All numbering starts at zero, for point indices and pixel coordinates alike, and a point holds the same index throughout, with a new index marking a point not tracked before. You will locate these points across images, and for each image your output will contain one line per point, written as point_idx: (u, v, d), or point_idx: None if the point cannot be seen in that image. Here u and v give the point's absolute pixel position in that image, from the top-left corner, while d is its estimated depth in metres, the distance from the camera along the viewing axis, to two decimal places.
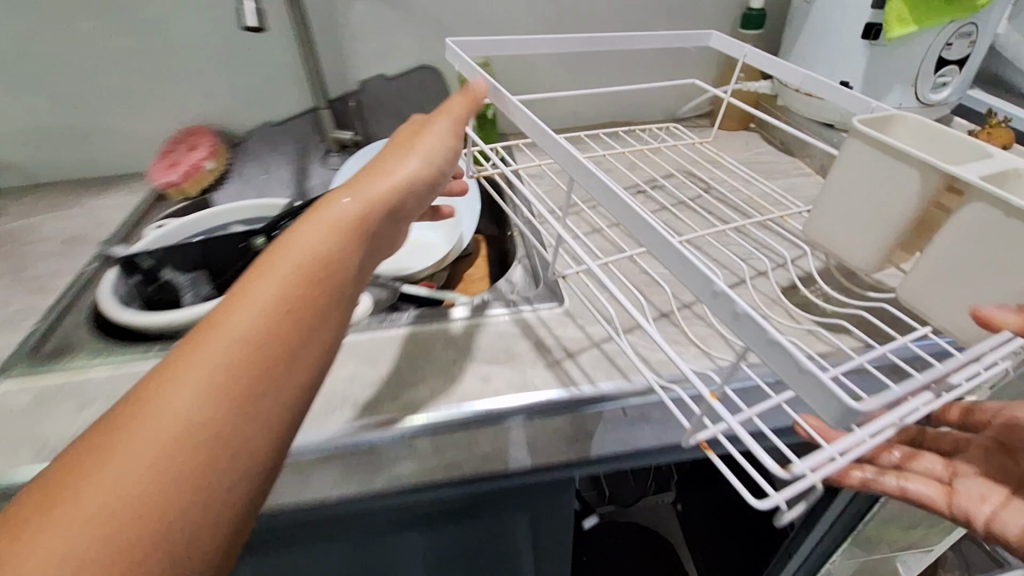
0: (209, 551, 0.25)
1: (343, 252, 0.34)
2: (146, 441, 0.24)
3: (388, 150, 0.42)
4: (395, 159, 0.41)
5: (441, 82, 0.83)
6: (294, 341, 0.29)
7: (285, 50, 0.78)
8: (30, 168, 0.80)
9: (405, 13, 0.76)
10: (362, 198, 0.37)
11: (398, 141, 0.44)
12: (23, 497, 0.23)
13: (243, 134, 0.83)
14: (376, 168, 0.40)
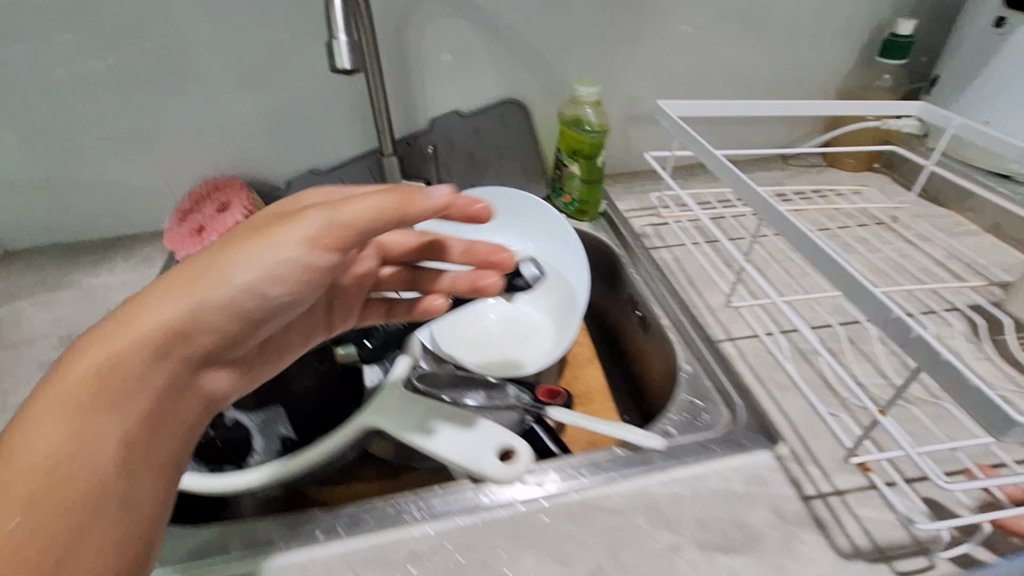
0: None
1: (127, 379, 0.28)
2: None
3: (246, 229, 0.33)
4: (246, 239, 0.31)
5: (527, 121, 0.68)
6: (63, 508, 0.24)
7: (335, 84, 0.62)
8: (24, 230, 0.65)
9: (489, 38, 0.62)
10: (158, 305, 0.29)
11: (274, 216, 0.35)
12: None
13: (284, 185, 0.67)
14: (209, 255, 0.31)
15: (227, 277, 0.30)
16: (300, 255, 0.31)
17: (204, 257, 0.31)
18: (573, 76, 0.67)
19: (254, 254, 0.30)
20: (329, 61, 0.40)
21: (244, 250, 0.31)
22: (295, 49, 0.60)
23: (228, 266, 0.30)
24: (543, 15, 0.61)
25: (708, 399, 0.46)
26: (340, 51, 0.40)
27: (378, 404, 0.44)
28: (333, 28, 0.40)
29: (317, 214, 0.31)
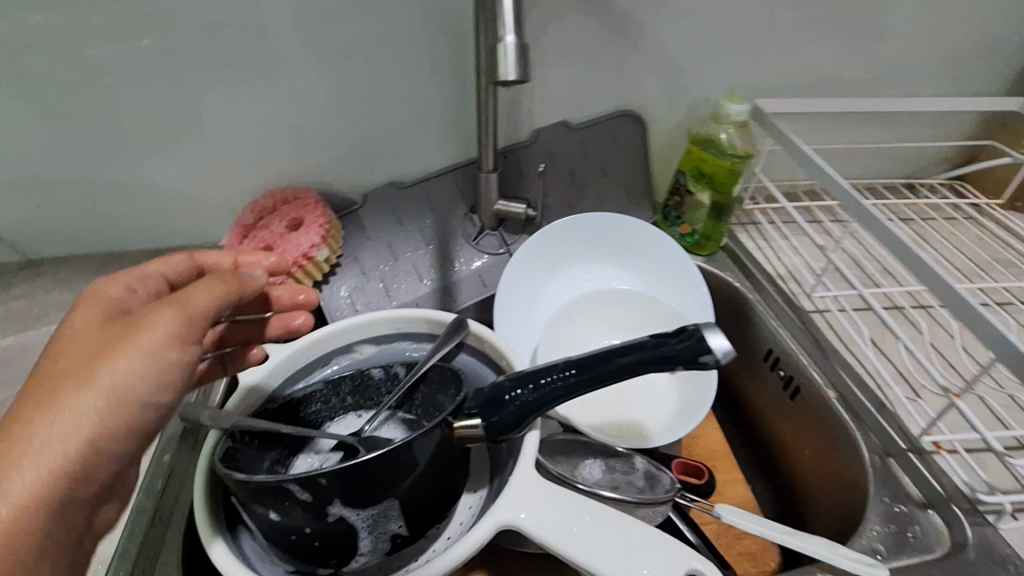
0: None
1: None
2: None
3: (58, 356, 0.28)
4: (64, 377, 0.27)
5: (642, 136, 0.59)
6: None
7: (428, 87, 0.53)
8: (69, 233, 0.57)
9: (615, 39, 0.52)
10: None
11: (87, 324, 0.29)
12: None
13: (359, 197, 0.59)
14: (25, 405, 0.26)
15: (60, 422, 0.26)
16: (151, 368, 0.28)
17: (18, 413, 0.26)
18: (702, 87, 0.57)
19: (87, 390, 0.27)
20: (493, 69, 0.33)
21: (72, 384, 0.27)
22: (387, 45, 0.50)
23: (61, 411, 0.26)
24: (681, 17, 0.52)
25: (909, 503, 0.38)
26: (505, 57, 0.33)
27: (514, 497, 0.36)
28: (500, 28, 0.33)
29: (168, 309, 0.29)
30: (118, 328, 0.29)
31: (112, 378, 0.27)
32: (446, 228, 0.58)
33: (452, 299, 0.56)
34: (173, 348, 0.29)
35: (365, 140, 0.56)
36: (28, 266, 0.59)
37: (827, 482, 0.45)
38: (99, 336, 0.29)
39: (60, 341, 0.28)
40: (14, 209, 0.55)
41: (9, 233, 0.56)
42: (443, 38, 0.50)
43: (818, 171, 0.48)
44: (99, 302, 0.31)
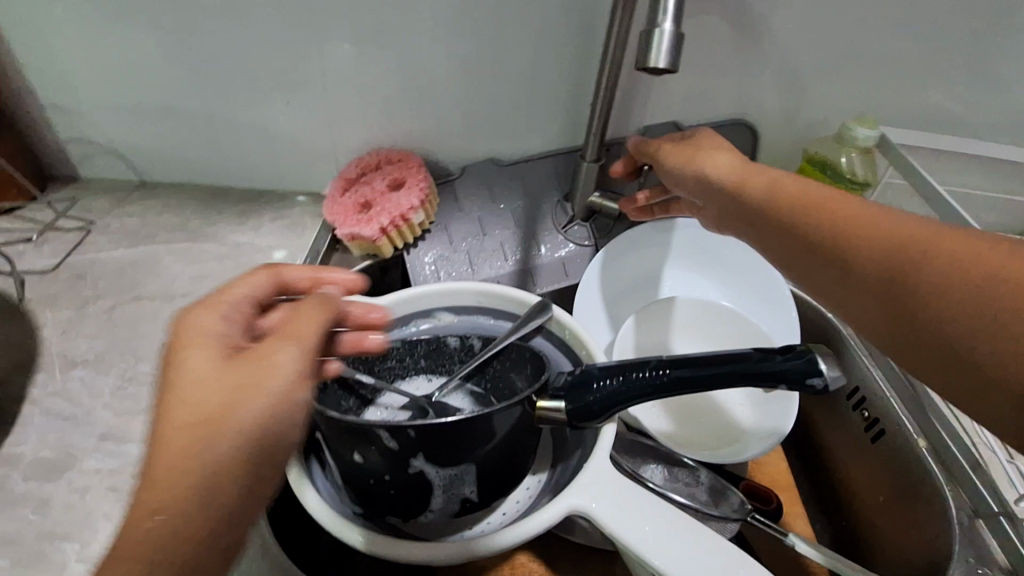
0: None
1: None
2: None
3: (178, 413, 0.26)
4: (193, 436, 0.26)
5: (751, 148, 0.57)
6: None
7: (546, 70, 0.53)
8: (184, 163, 0.60)
9: (744, 45, 0.51)
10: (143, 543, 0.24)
11: (200, 372, 0.27)
12: None
13: (457, 168, 0.60)
14: (164, 464, 0.25)
15: (202, 483, 0.25)
16: (282, 415, 0.27)
17: (156, 474, 0.25)
18: (830, 109, 0.54)
19: (224, 439, 0.26)
20: (645, 55, 0.34)
21: (205, 441, 0.26)
22: (515, 23, 0.50)
23: (200, 470, 0.26)
24: (822, 31, 0.50)
25: (994, 568, 0.37)
26: (659, 44, 0.34)
27: (588, 483, 0.36)
28: (658, 14, 0.34)
29: (287, 350, 0.28)
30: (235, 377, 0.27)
31: (248, 422, 0.26)
32: (537, 211, 0.58)
33: (533, 282, 0.56)
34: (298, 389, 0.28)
35: (474, 113, 0.56)
36: (142, 188, 0.62)
37: (901, 533, 0.43)
38: (221, 376, 0.27)
39: (178, 396, 0.27)
40: (141, 132, 0.58)
41: (130, 154, 0.60)
42: (572, 22, 0.50)
43: (951, 213, 0.46)
44: (208, 345, 0.29)
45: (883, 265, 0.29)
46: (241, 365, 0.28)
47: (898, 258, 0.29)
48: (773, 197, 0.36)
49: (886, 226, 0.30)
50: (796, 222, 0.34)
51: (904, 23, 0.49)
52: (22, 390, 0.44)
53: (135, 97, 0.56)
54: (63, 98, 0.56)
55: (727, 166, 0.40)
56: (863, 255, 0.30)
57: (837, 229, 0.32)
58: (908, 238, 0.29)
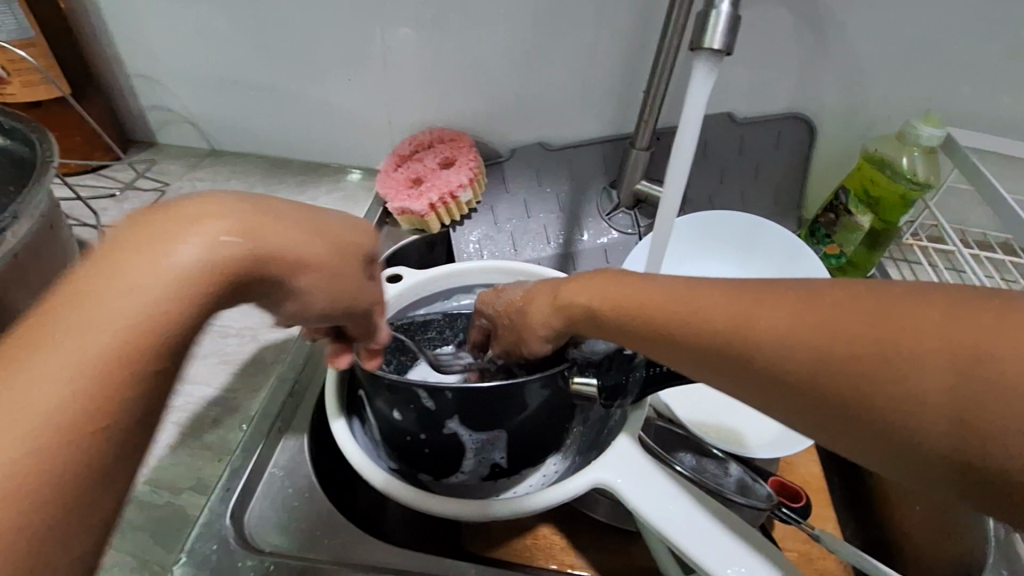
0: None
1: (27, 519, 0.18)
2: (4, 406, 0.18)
3: (315, 217, 0.29)
4: (317, 233, 0.28)
5: (807, 143, 0.55)
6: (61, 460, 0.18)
7: (602, 55, 0.53)
8: (251, 134, 0.64)
9: (808, 36, 0.50)
10: (72, 401, 0.19)
11: (342, 219, 0.31)
12: None
13: (507, 151, 0.61)
14: (282, 219, 0.27)
15: (288, 247, 0.26)
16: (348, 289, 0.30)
17: (173, 307, 0.21)
18: (898, 108, 0.52)
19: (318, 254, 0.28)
20: (700, 35, 0.35)
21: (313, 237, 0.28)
22: (575, 8, 0.51)
23: (294, 246, 0.27)
24: (893, 25, 0.48)
25: None
26: (715, 26, 0.34)
27: (615, 459, 0.37)
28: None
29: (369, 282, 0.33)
30: (323, 289, 0.29)
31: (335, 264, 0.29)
32: (582, 198, 0.59)
33: (572, 267, 0.57)
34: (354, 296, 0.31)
35: (527, 96, 0.57)
36: (211, 156, 0.66)
37: (939, 543, 0.43)
38: (347, 235, 0.30)
39: (260, 244, 0.25)
40: (214, 102, 0.62)
41: (203, 123, 0.64)
42: (632, 8, 0.50)
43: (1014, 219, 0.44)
44: (315, 224, 0.29)
45: (919, 388, 0.21)
46: (339, 241, 0.30)
47: (927, 375, 0.21)
48: (704, 330, 0.26)
49: (855, 353, 0.22)
50: (769, 365, 0.24)
51: (985, 19, 0.46)
52: None
53: (210, 67, 0.59)
54: (148, 66, 0.60)
55: (547, 312, 0.35)
56: (883, 389, 0.21)
57: (829, 376, 0.23)
58: (922, 336, 0.21)
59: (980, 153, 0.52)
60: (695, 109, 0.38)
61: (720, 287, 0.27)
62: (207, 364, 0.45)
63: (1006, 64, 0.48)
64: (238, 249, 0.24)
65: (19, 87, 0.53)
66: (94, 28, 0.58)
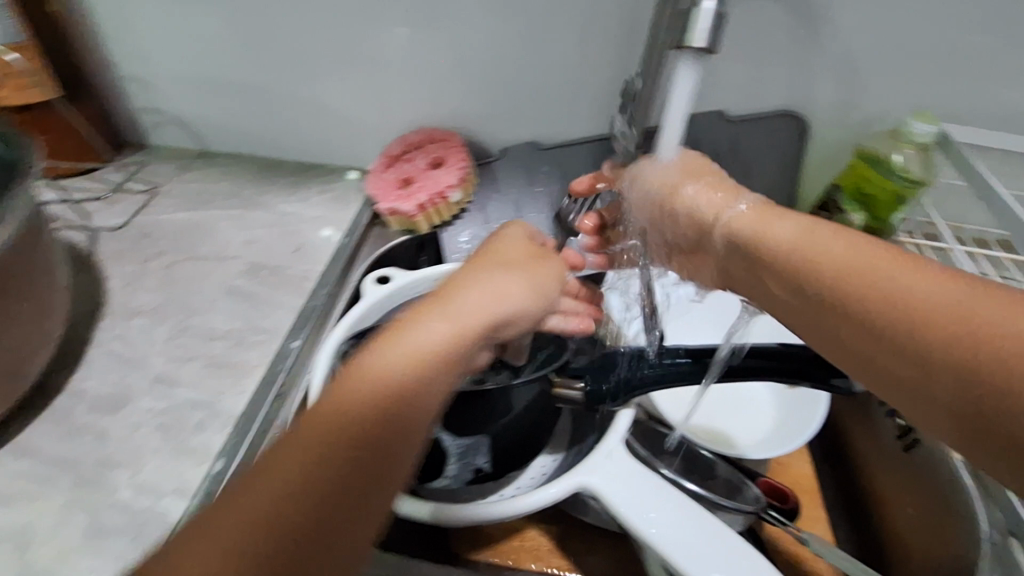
0: (307, 494, 0.26)
1: (320, 536, 0.25)
2: (306, 478, 0.26)
3: (495, 256, 0.36)
4: (488, 264, 0.35)
5: (801, 141, 0.55)
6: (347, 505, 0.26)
7: (592, 54, 0.53)
8: (242, 134, 0.64)
9: (800, 33, 0.49)
10: (325, 476, 0.26)
11: (514, 243, 0.38)
12: (285, 453, 0.27)
13: (499, 150, 0.60)
14: (473, 271, 0.34)
15: (475, 288, 0.33)
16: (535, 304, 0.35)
17: (410, 371, 0.29)
18: (893, 104, 0.52)
19: (505, 276, 0.34)
20: (684, 34, 0.34)
21: (517, 276, 0.35)
22: (564, 7, 0.50)
23: (510, 291, 0.34)
24: (886, 21, 0.47)
25: None
26: (699, 23, 0.33)
27: (599, 462, 0.37)
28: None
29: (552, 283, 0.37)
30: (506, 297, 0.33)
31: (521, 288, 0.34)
32: None
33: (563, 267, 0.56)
34: (537, 300, 0.35)
35: (518, 96, 0.57)
36: (203, 156, 0.66)
37: (927, 547, 0.43)
38: (514, 257, 0.36)
39: (484, 328, 0.32)
40: (204, 103, 0.62)
41: (195, 124, 0.64)
42: (623, 5, 0.49)
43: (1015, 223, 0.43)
44: (517, 271, 0.35)
45: (957, 352, 0.24)
46: (522, 261, 0.36)
47: (985, 344, 0.24)
48: (805, 264, 0.30)
49: (913, 297, 0.26)
50: (828, 287, 0.29)
51: (981, 12, 0.46)
52: (89, 333, 0.48)
53: (201, 69, 0.59)
54: (139, 68, 0.60)
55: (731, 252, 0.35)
56: (919, 331, 0.26)
57: (882, 304, 0.27)
58: (962, 303, 0.25)
59: (979, 150, 0.51)
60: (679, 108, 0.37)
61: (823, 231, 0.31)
62: (195, 367, 0.46)
63: (1003, 58, 0.47)
64: (452, 316, 0.31)
65: (9, 91, 0.53)
66: (84, 31, 0.58)
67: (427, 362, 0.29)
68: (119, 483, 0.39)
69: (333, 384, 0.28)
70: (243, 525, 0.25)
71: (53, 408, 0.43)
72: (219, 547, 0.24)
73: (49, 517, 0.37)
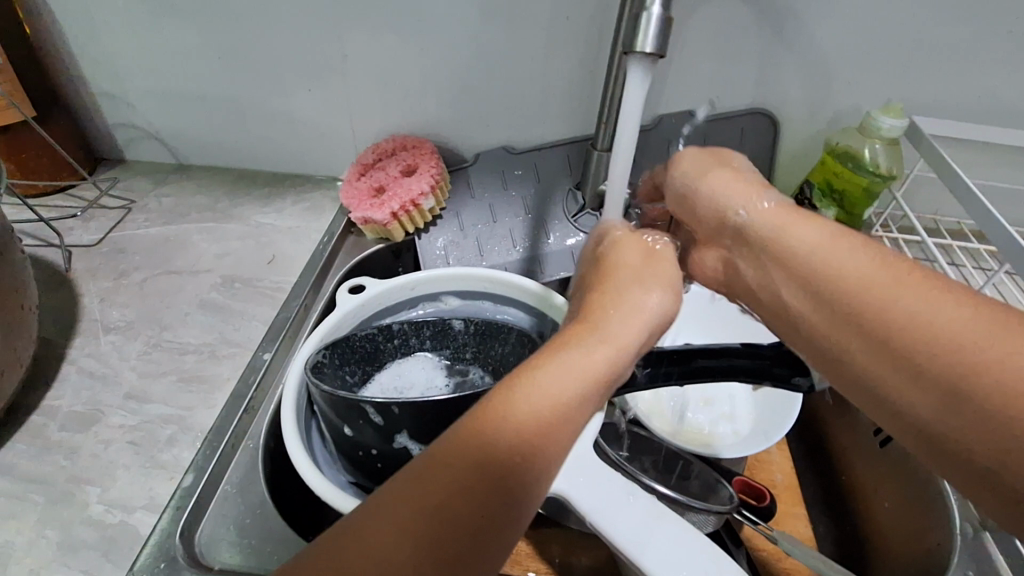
0: (466, 516, 0.24)
1: (491, 527, 0.25)
2: (454, 498, 0.24)
3: (631, 268, 0.36)
4: (638, 281, 0.35)
5: (771, 137, 0.55)
6: (493, 533, 0.25)
7: (560, 57, 0.53)
8: (217, 147, 0.64)
9: (765, 31, 0.49)
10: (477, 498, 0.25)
11: (635, 251, 0.37)
12: (435, 465, 0.25)
13: (472, 155, 0.60)
14: (612, 291, 0.34)
15: (621, 309, 0.32)
16: (669, 323, 0.35)
17: (566, 398, 0.28)
18: (861, 99, 0.52)
19: (648, 296, 0.34)
20: (632, 38, 0.36)
21: (651, 291, 0.34)
22: (529, 11, 0.50)
23: (647, 312, 0.33)
24: (850, 17, 0.47)
25: None
26: (646, 28, 0.35)
27: (567, 467, 0.36)
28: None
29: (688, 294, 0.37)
30: (653, 324, 0.33)
31: (659, 309, 0.33)
32: (548, 200, 0.58)
33: (539, 270, 0.56)
34: (670, 317, 0.34)
35: (489, 101, 0.57)
36: (178, 170, 0.66)
37: (904, 541, 0.42)
38: (648, 268, 0.36)
39: (642, 344, 0.32)
40: (178, 117, 0.62)
41: (169, 138, 0.64)
42: (588, 9, 0.49)
43: (975, 205, 0.43)
44: (662, 278, 0.35)
45: (966, 391, 0.25)
46: (651, 270, 0.36)
47: (993, 387, 0.24)
48: (831, 278, 0.30)
49: (934, 328, 0.26)
50: (854, 302, 0.29)
51: (942, 6, 0.46)
52: (63, 351, 0.48)
53: (171, 82, 0.59)
54: (111, 85, 0.60)
55: (755, 258, 0.35)
56: (937, 363, 0.26)
57: (900, 331, 0.27)
58: (985, 341, 0.25)
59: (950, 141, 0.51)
60: (634, 110, 0.38)
61: (860, 245, 0.31)
62: (167, 382, 0.46)
63: (966, 51, 0.48)
64: (603, 340, 0.31)
65: None
66: (55, 49, 0.58)
67: (594, 379, 0.29)
68: (89, 500, 0.39)
69: (501, 393, 0.28)
70: (389, 545, 0.23)
71: (24, 427, 0.43)
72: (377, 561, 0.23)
73: (18, 536, 0.37)
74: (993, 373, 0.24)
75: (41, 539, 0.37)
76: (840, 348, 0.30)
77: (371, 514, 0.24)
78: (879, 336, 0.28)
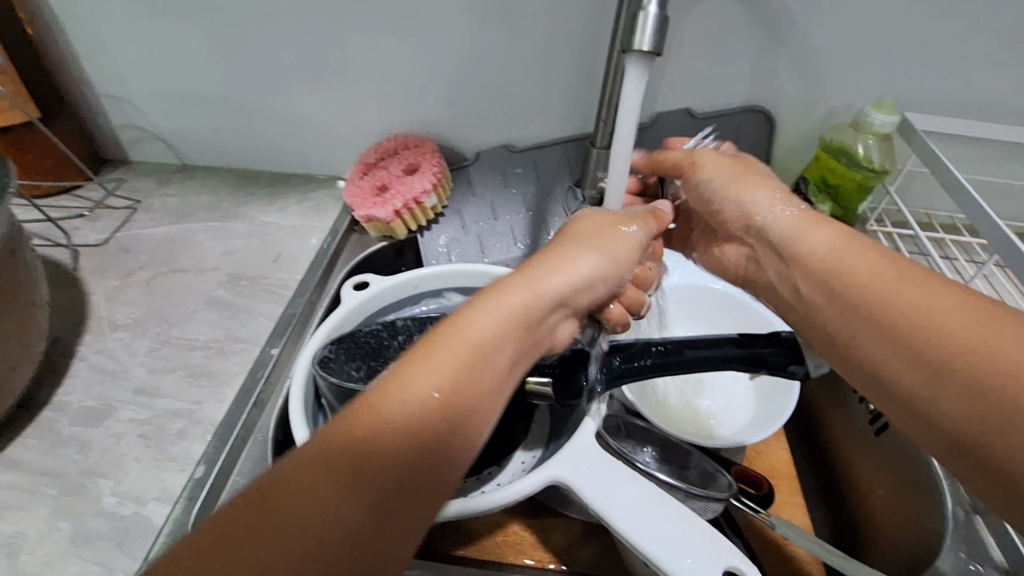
0: (391, 457, 0.25)
1: (419, 474, 0.25)
2: (381, 440, 0.25)
3: (564, 236, 0.37)
4: (568, 246, 0.36)
5: (767, 134, 0.56)
6: (421, 476, 0.25)
7: (559, 57, 0.54)
8: (220, 148, 0.65)
9: (759, 30, 0.50)
10: (407, 440, 0.25)
11: (573, 225, 0.39)
12: (361, 409, 0.26)
13: (473, 154, 0.61)
14: (543, 254, 0.35)
15: (548, 269, 0.34)
16: (598, 286, 0.36)
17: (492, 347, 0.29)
18: (854, 96, 0.53)
19: (576, 258, 0.35)
20: (630, 37, 0.36)
21: (579, 255, 0.35)
22: (528, 11, 0.51)
23: (572, 271, 0.34)
24: (842, 16, 0.48)
25: (988, 566, 0.35)
26: (644, 27, 0.36)
27: (570, 455, 0.37)
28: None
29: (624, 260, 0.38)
30: (580, 283, 0.35)
31: (585, 269, 0.35)
32: (548, 197, 0.59)
33: None
34: (600, 278, 0.36)
35: (489, 100, 0.58)
36: (183, 170, 0.67)
37: (902, 528, 0.43)
38: (578, 235, 0.37)
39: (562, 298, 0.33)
40: (182, 117, 0.63)
41: (173, 139, 0.65)
42: (586, 8, 0.50)
43: (965, 198, 0.44)
44: (599, 248, 0.37)
45: (964, 375, 0.27)
46: (583, 237, 0.37)
47: (989, 373, 0.26)
48: (847, 276, 0.33)
49: (940, 322, 0.29)
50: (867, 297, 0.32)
51: (933, 3, 0.47)
52: (72, 348, 0.49)
53: (175, 84, 0.60)
54: (115, 86, 0.61)
55: (778, 260, 0.38)
56: (939, 353, 0.28)
57: (908, 324, 0.30)
58: (986, 334, 0.27)
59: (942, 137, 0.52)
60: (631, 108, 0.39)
61: (875, 250, 0.33)
62: (176, 377, 0.47)
63: (956, 48, 0.49)
64: (528, 295, 0.32)
65: None
66: (60, 52, 0.59)
67: (519, 329, 0.31)
68: (102, 492, 0.40)
69: (430, 344, 0.28)
70: (314, 484, 0.24)
71: (35, 423, 0.44)
72: (299, 498, 0.23)
73: (32, 528, 0.38)
74: (991, 361, 0.26)
75: (55, 529, 0.38)
76: (849, 340, 0.32)
77: (298, 466, 0.24)
78: (887, 327, 0.30)
